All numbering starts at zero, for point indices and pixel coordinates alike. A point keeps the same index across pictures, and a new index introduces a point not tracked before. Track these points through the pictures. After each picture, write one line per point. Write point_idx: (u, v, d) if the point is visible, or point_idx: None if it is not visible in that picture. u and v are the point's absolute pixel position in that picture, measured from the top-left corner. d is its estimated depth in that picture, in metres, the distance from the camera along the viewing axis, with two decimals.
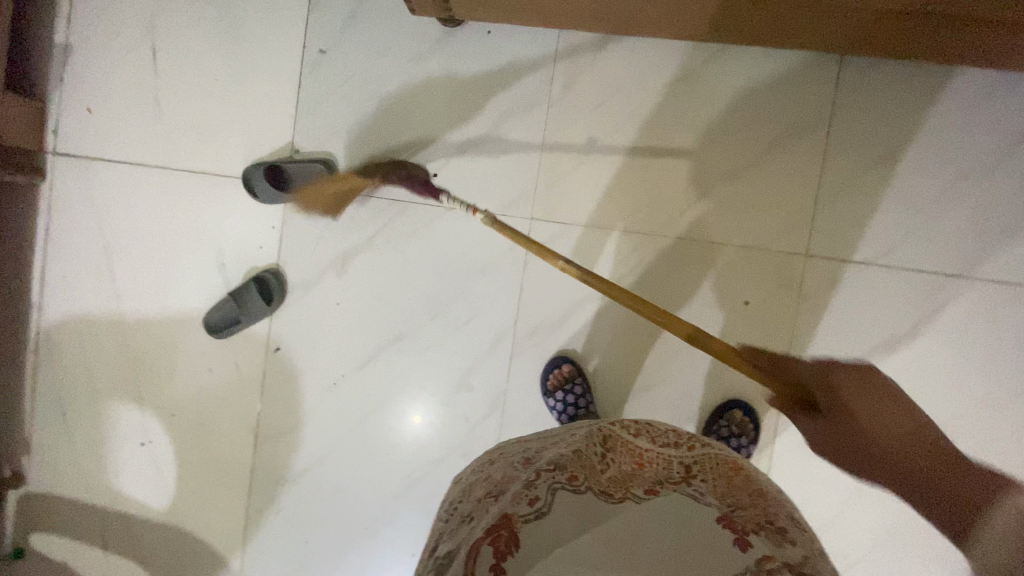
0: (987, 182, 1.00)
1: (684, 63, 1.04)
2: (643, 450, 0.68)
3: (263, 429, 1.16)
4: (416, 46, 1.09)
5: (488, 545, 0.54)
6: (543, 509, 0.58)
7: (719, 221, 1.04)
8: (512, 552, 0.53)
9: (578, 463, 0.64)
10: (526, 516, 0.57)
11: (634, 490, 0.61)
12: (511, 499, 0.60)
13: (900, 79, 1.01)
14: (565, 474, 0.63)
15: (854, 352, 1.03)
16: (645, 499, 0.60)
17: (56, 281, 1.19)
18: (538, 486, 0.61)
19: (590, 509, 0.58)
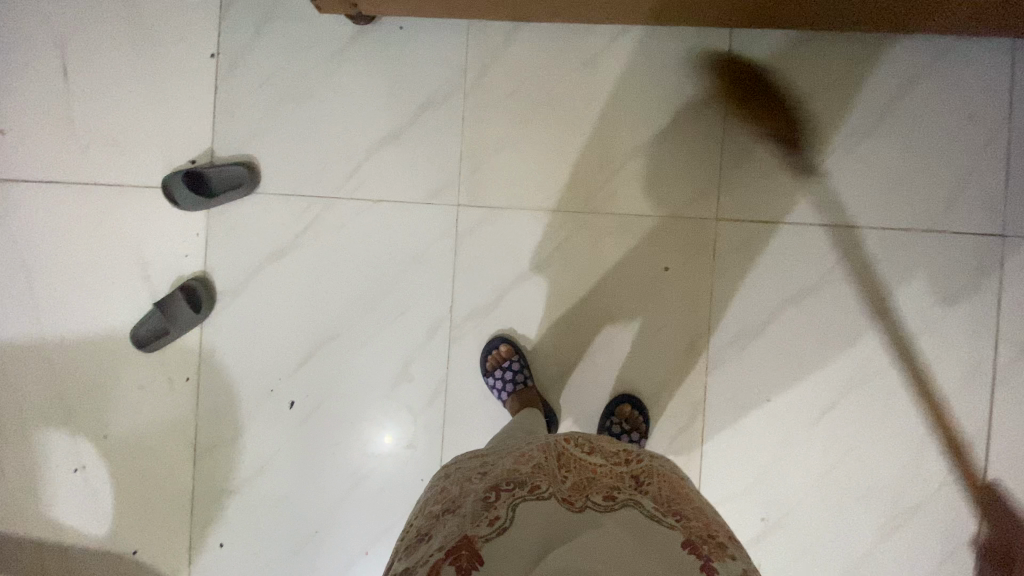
0: (880, 139, 1.08)
1: (588, 48, 1.10)
2: (595, 465, 0.72)
3: (203, 441, 1.13)
4: (331, 46, 1.11)
5: (449, 565, 0.57)
6: (504, 525, 0.61)
7: (635, 191, 1.09)
8: (477, 568, 0.56)
9: (538, 476, 0.68)
10: (487, 535, 0.60)
11: (592, 499, 0.66)
12: (470, 520, 0.62)
13: (793, 51, 1.09)
14: (525, 488, 0.66)
15: (779, 307, 1.08)
16: (605, 510, 0.64)
17: None
18: (499, 506, 0.64)
19: (552, 525, 0.61)
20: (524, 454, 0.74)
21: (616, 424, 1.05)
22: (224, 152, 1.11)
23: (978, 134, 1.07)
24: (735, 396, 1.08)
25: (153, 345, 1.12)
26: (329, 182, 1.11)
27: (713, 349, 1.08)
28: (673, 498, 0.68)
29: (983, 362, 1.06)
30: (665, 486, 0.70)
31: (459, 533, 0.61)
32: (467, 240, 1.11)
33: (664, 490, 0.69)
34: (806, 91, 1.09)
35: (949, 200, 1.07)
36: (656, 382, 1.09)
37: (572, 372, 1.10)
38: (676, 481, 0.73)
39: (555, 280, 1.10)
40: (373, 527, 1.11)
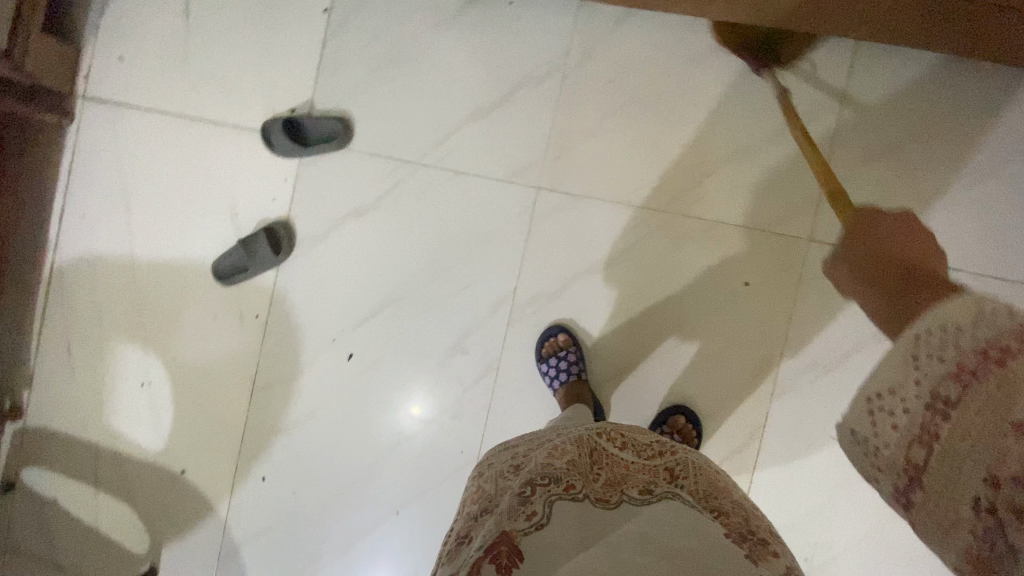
0: (1005, 182, 1.02)
1: (698, 45, 1.06)
2: (627, 459, 0.69)
3: (260, 379, 1.18)
4: (438, 12, 1.11)
5: (489, 564, 0.56)
6: (541, 522, 0.60)
7: (726, 198, 1.05)
8: (516, 565, 0.56)
9: (573, 471, 0.66)
10: (525, 531, 0.59)
11: (628, 493, 0.64)
12: (507, 514, 0.61)
13: (918, 73, 1.03)
14: (560, 485, 0.64)
15: (860, 341, 1.02)
16: (641, 504, 0.63)
17: (74, 219, 1.22)
18: (535, 500, 0.62)
19: (591, 522, 0.60)
20: (557, 447, 0.71)
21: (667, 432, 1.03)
22: (323, 105, 1.14)
23: None
24: (796, 426, 1.03)
25: (229, 279, 1.17)
26: (417, 147, 1.12)
27: (780, 374, 1.04)
28: (712, 490, 0.67)
29: None
30: (704, 476, 0.68)
31: (496, 529, 0.60)
32: (543, 224, 1.10)
33: (703, 482, 0.67)
34: (927, 119, 1.02)
35: None
36: (715, 397, 1.05)
37: (629, 373, 1.08)
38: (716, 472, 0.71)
39: (626, 277, 1.08)
40: (408, 490, 1.13)
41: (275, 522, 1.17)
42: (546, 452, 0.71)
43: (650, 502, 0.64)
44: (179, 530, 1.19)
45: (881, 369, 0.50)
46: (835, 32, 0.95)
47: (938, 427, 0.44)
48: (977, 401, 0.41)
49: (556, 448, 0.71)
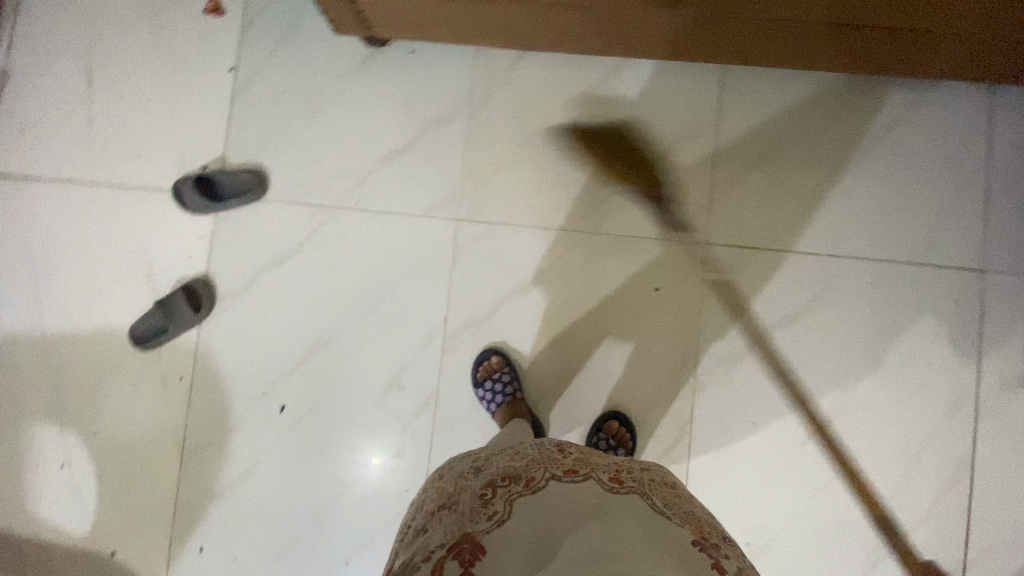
0: (874, 175, 1.11)
1: (589, 77, 1.15)
2: (592, 461, 0.73)
3: (190, 442, 1.14)
4: (344, 64, 1.17)
5: (452, 560, 0.58)
6: (503, 518, 0.62)
7: (628, 213, 1.13)
8: (479, 558, 0.57)
9: (535, 468, 0.69)
10: (488, 528, 0.61)
11: (595, 480, 0.68)
12: (468, 516, 0.63)
13: (783, 86, 1.13)
14: (520, 484, 0.66)
15: (767, 332, 1.10)
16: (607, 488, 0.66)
17: None
18: (496, 501, 0.65)
19: (559, 508, 0.63)
20: (518, 453, 0.75)
21: (602, 439, 1.06)
22: (235, 160, 1.16)
23: (960, 172, 1.10)
24: (721, 419, 1.09)
25: (154, 344, 1.14)
26: (334, 192, 1.15)
27: (700, 371, 1.10)
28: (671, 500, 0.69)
29: (965, 394, 1.07)
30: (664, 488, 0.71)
31: (457, 530, 0.62)
32: (464, 254, 1.14)
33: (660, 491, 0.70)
34: (795, 122, 1.12)
35: (940, 235, 1.09)
36: (643, 400, 1.10)
37: (562, 388, 1.12)
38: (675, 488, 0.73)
39: (547, 296, 1.13)
40: (354, 538, 1.11)
41: None
42: (507, 458, 0.74)
43: (615, 490, 0.67)
44: None
45: None
46: (707, 52, 1.05)
47: None
48: None
49: (517, 453, 0.74)
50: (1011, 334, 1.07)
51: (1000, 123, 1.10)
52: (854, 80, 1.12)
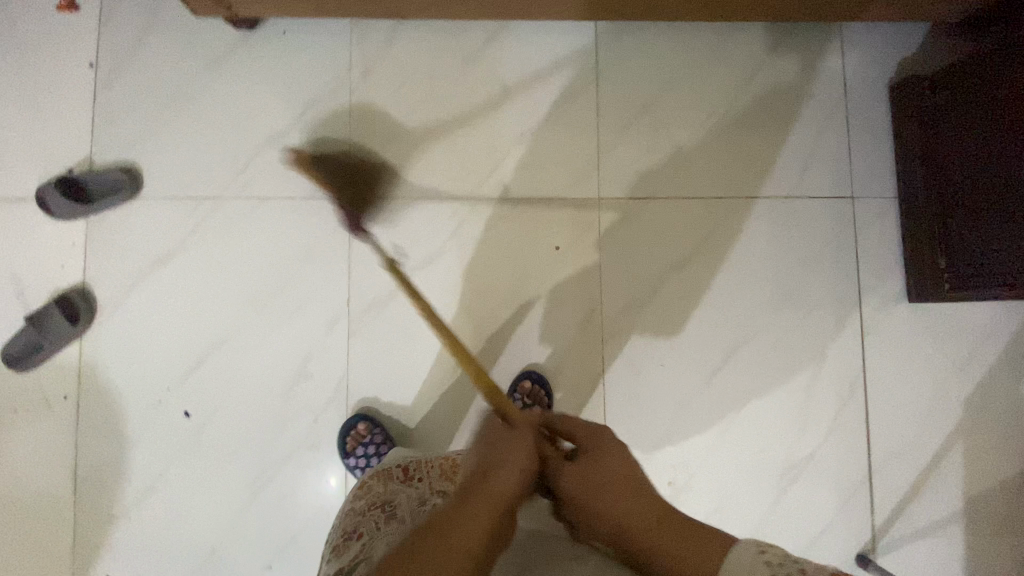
0: (747, 119, 1.16)
1: (469, 44, 1.15)
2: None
3: (83, 465, 1.05)
4: (214, 51, 1.12)
5: None
6: None
7: (520, 175, 1.14)
8: None
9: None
10: None
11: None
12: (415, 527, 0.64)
13: (653, 42, 1.17)
14: None
15: (667, 276, 1.13)
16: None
17: None
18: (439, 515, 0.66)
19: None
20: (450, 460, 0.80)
21: (517, 400, 1.07)
22: (103, 159, 1.09)
23: (823, 110, 1.16)
24: (631, 366, 1.11)
25: (15, 367, 1.05)
26: (217, 183, 1.10)
27: (607, 321, 1.12)
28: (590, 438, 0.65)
29: (851, 313, 1.13)
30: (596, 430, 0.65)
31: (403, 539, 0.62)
32: (361, 233, 1.11)
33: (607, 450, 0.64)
34: (669, 76, 1.16)
35: (812, 167, 1.16)
36: (555, 357, 1.11)
37: (475, 356, 1.11)
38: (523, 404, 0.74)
39: (448, 266, 1.12)
40: (275, 539, 1.06)
41: None
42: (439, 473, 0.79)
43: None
44: None
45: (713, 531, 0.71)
46: (582, 2, 1.05)
47: None
48: None
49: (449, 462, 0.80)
50: (884, 253, 1.14)
51: (853, 60, 1.17)
52: (718, 30, 1.17)
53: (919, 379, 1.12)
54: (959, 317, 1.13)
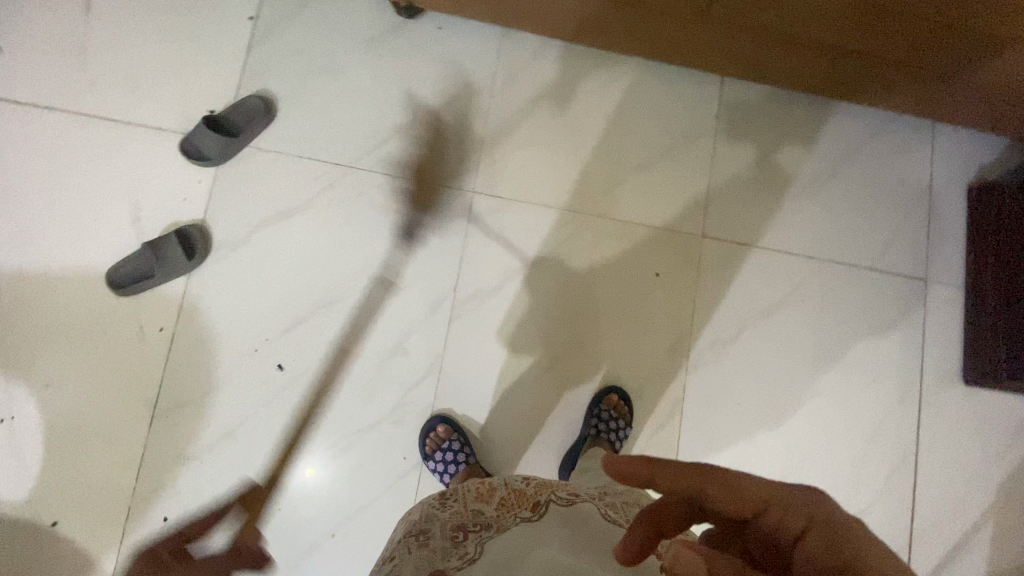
0: (844, 190, 1.25)
1: (606, 71, 1.22)
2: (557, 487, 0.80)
3: (163, 400, 1.04)
4: (371, 30, 1.18)
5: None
6: (473, 556, 0.69)
7: (633, 202, 1.20)
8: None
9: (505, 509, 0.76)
10: (459, 564, 0.68)
11: (554, 495, 0.77)
12: (441, 556, 0.70)
13: (772, 103, 1.25)
14: (491, 528, 0.74)
15: (753, 319, 1.20)
16: (565, 502, 0.76)
17: None
18: (467, 542, 0.72)
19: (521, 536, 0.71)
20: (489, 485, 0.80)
21: (606, 410, 1.12)
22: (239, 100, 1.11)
23: (911, 195, 1.26)
24: (709, 397, 1.17)
25: (108, 273, 1.06)
26: (351, 151, 1.14)
27: (692, 352, 1.17)
28: (813, 523, 0.49)
29: (913, 383, 1.22)
30: (802, 489, 0.50)
31: (433, 567, 0.68)
32: (478, 225, 1.16)
33: (850, 520, 0.49)
34: (780, 137, 1.24)
35: (895, 246, 1.25)
36: (640, 377, 1.16)
37: (566, 361, 1.15)
38: (632, 464, 0.50)
39: (553, 272, 1.17)
40: (343, 507, 1.05)
41: None
42: (478, 495, 0.79)
43: (572, 503, 0.76)
44: None
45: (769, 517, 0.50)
46: (724, 57, 1.15)
47: (788, 525, 0.50)
48: (790, 524, 0.50)
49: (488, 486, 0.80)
50: (947, 334, 1.24)
51: (941, 157, 1.28)
52: (831, 105, 1.27)
53: (966, 456, 1.20)
54: (1006, 405, 1.23)
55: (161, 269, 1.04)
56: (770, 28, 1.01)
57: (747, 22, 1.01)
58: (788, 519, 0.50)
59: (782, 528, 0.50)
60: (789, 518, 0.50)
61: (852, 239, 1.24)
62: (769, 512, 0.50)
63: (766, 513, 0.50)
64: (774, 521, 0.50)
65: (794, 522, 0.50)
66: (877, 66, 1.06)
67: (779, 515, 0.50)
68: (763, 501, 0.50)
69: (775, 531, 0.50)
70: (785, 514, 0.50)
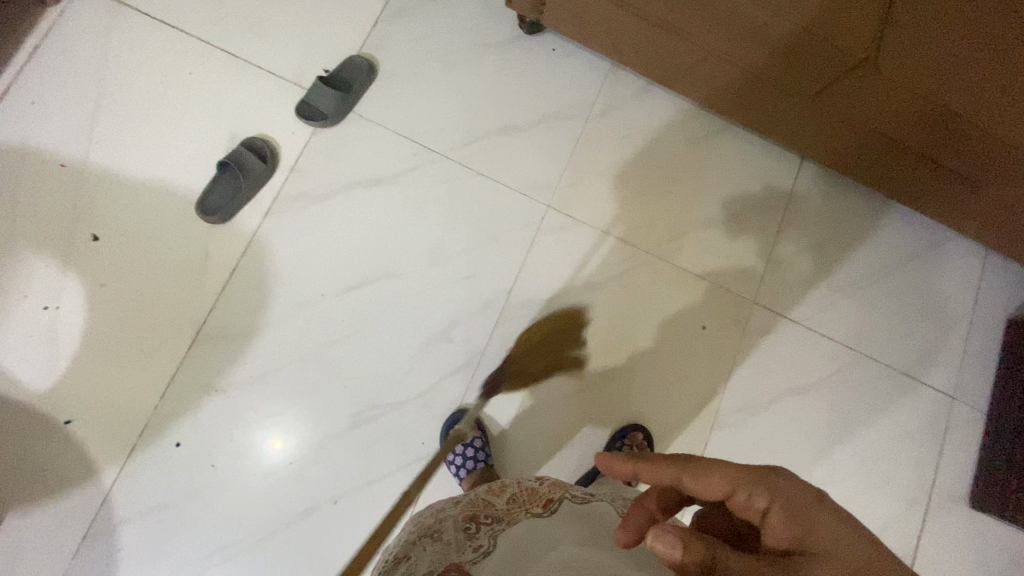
0: (892, 293, 1.29)
1: (697, 127, 1.28)
2: (570, 487, 0.77)
3: (206, 328, 1.05)
4: (491, 35, 1.23)
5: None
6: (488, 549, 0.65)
7: (694, 254, 1.24)
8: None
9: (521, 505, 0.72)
10: (474, 559, 0.64)
11: (570, 494, 0.73)
12: (456, 548, 0.67)
13: (841, 195, 1.31)
14: (504, 521, 0.70)
15: (783, 393, 1.22)
16: (582, 500, 0.73)
17: (34, 110, 1.08)
18: (480, 534, 0.68)
19: (533, 531, 0.65)
20: (502, 484, 0.76)
21: (628, 444, 1.13)
22: (353, 61, 1.15)
23: (954, 313, 1.30)
24: (726, 458, 1.18)
25: (198, 202, 1.07)
26: (444, 139, 1.19)
27: (719, 410, 1.19)
28: (774, 502, 0.56)
29: (922, 495, 1.23)
30: (767, 474, 0.57)
31: (447, 560, 0.64)
32: (545, 238, 1.19)
33: (803, 494, 0.56)
34: (844, 229, 1.29)
35: (930, 358, 1.28)
36: (665, 422, 1.18)
37: (599, 388, 1.17)
38: (626, 462, 0.62)
39: (605, 300, 1.19)
40: (352, 477, 1.04)
41: (177, 497, 1.00)
42: (492, 492, 0.75)
43: (588, 502, 0.73)
44: (41, 493, 0.98)
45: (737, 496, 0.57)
46: (811, 142, 1.21)
47: (754, 502, 0.56)
48: (758, 502, 0.56)
49: (501, 487, 0.76)
50: (965, 455, 1.26)
51: (989, 282, 1.32)
52: (897, 212, 1.32)
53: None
54: (1009, 539, 1.23)
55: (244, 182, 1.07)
56: (864, 124, 1.06)
57: (847, 113, 1.06)
58: (755, 498, 0.56)
59: (751, 506, 0.56)
60: (756, 498, 0.56)
61: (891, 341, 1.27)
62: (738, 494, 0.56)
63: (733, 495, 0.57)
64: (743, 499, 0.57)
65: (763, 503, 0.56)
66: (955, 184, 1.12)
67: (745, 495, 0.56)
68: (732, 487, 0.56)
69: (745, 507, 0.57)
70: (754, 494, 0.56)
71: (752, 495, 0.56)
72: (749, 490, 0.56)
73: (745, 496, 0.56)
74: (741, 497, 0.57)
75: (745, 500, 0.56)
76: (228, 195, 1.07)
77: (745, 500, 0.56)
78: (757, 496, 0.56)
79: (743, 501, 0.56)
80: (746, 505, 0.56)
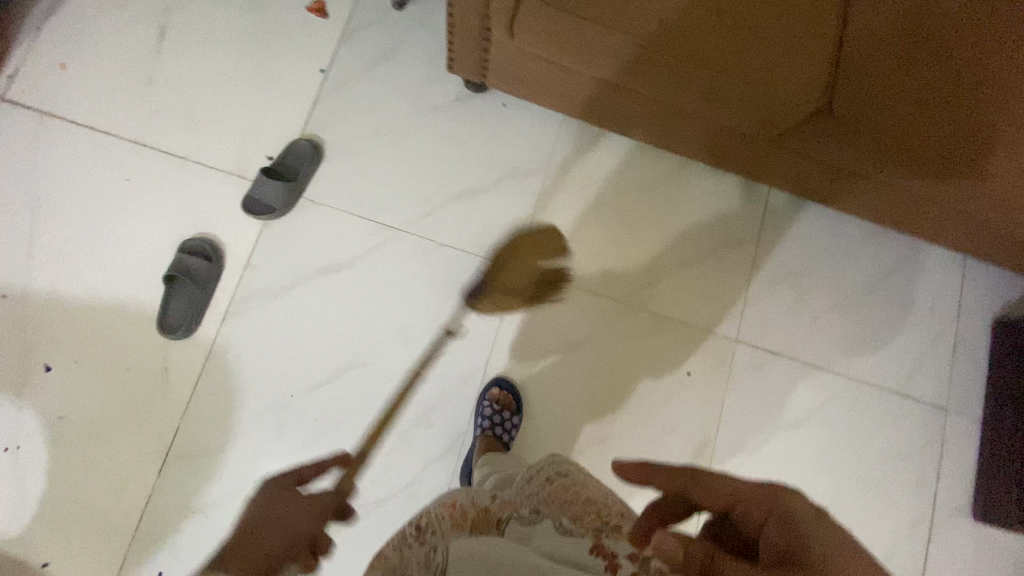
0: (874, 312, 1.27)
1: (659, 167, 1.25)
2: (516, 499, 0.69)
3: (176, 446, 1.01)
4: (438, 98, 1.19)
5: None
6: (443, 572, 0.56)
7: (671, 298, 1.21)
8: None
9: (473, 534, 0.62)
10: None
11: (516, 513, 0.65)
12: None
13: (813, 219, 1.28)
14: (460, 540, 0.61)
15: (775, 429, 1.20)
16: (529, 521, 0.64)
17: None
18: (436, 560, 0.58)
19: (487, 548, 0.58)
20: (457, 507, 0.66)
21: (488, 403, 1.08)
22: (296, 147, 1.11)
23: (938, 325, 1.28)
24: None
25: (161, 326, 1.03)
26: (401, 214, 1.15)
27: (713, 457, 1.17)
28: (770, 514, 0.63)
29: (925, 515, 1.21)
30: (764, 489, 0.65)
31: None
32: None
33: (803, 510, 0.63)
34: (819, 253, 1.27)
35: (918, 374, 1.26)
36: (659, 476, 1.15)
37: (589, 452, 1.14)
38: (647, 473, 0.68)
39: (585, 360, 1.17)
40: None
41: None
42: (449, 521, 0.64)
43: (534, 520, 0.65)
44: None
45: (742, 503, 0.66)
46: (775, 177, 1.18)
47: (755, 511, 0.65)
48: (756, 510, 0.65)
49: (457, 509, 0.66)
50: (962, 468, 1.24)
51: (969, 289, 1.30)
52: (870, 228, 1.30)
53: None
54: (1015, 549, 1.22)
55: (202, 292, 1.04)
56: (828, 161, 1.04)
57: (810, 153, 1.03)
58: (752, 504, 0.65)
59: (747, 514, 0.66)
60: (753, 505, 0.65)
61: (878, 361, 1.25)
62: (739, 501, 0.66)
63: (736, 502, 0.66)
64: (743, 507, 0.66)
65: (759, 510, 0.64)
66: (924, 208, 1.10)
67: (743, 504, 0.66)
68: (734, 491, 0.66)
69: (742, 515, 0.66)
70: (754, 504, 0.65)
71: (753, 504, 0.65)
72: (750, 496, 0.66)
73: (744, 504, 0.66)
74: (742, 504, 0.66)
75: (748, 509, 0.65)
76: (189, 308, 1.03)
77: (749, 509, 0.65)
78: (754, 504, 0.65)
79: (744, 508, 0.65)
80: (749, 510, 0.65)
